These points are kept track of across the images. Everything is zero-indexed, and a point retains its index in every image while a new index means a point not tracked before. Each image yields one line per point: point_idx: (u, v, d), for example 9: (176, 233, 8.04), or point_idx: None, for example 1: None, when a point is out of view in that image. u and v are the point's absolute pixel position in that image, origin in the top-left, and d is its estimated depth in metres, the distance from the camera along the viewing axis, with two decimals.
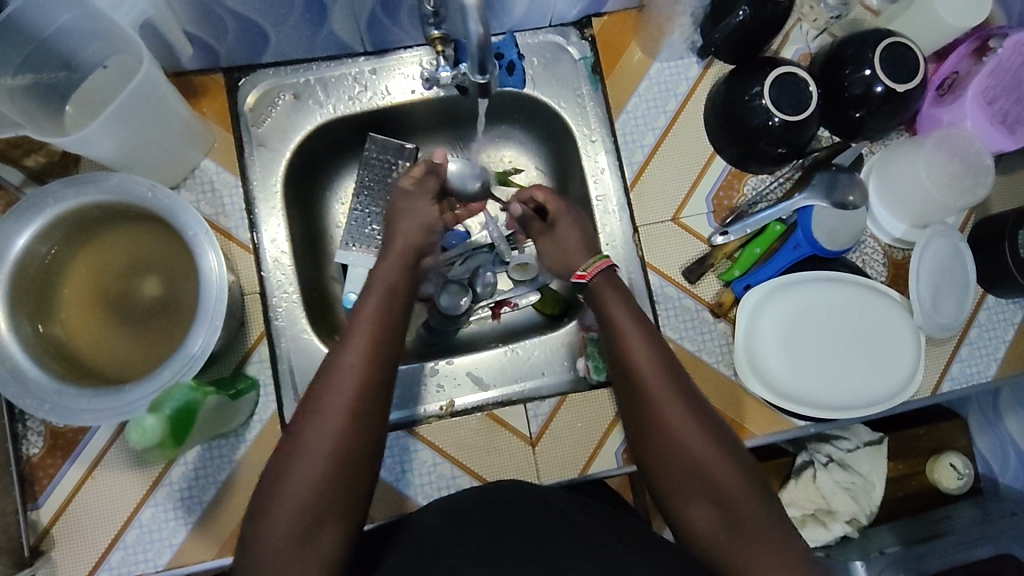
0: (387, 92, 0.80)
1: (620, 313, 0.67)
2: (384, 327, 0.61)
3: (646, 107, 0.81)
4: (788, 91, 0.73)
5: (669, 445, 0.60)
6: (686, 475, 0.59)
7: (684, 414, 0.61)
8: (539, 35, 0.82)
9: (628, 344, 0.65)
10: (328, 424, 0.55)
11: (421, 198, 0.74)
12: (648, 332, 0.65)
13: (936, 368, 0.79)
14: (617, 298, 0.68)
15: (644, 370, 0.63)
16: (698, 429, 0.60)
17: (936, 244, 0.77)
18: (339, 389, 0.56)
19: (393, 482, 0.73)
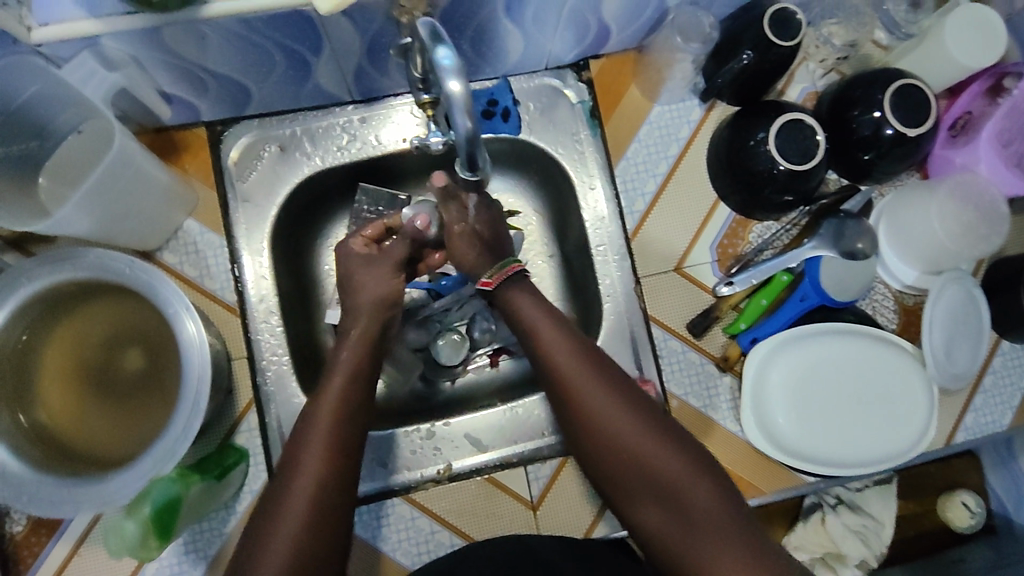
0: (378, 142, 0.77)
1: (534, 317, 0.64)
2: (350, 397, 0.60)
3: (647, 152, 0.79)
4: (794, 138, 0.70)
5: (606, 449, 0.58)
6: (624, 470, 0.57)
7: (615, 415, 0.58)
8: (535, 78, 0.79)
9: (548, 350, 0.62)
10: (296, 503, 0.53)
11: (383, 267, 0.71)
12: (566, 332, 0.63)
13: (949, 418, 0.77)
14: (532, 302, 0.65)
15: (567, 374, 0.60)
16: (626, 417, 0.58)
17: (949, 292, 0.75)
18: (305, 463, 0.55)
19: (368, 537, 0.71)
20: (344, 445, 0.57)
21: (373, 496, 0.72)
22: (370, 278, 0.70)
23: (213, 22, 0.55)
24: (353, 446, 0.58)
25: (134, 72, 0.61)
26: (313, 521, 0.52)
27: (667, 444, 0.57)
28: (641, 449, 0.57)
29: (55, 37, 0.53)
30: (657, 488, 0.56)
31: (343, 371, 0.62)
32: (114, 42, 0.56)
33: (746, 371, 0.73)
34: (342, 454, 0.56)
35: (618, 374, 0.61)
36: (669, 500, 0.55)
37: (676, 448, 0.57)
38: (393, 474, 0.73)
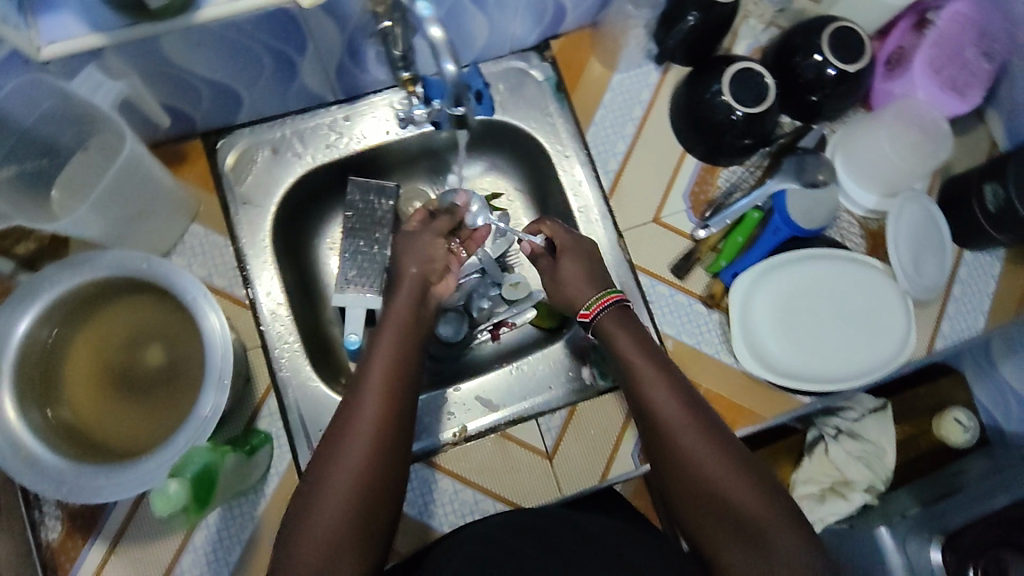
0: (363, 136, 0.83)
1: (629, 348, 0.67)
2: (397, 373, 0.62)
3: (614, 117, 0.85)
4: (746, 85, 0.76)
5: (691, 483, 0.59)
6: (700, 497, 0.59)
7: (703, 451, 0.60)
8: (501, 62, 0.85)
9: (642, 381, 0.65)
10: (346, 470, 0.56)
11: (427, 236, 0.77)
12: (662, 367, 0.66)
13: (927, 328, 0.82)
14: (626, 334, 0.69)
15: (657, 408, 0.63)
16: (707, 448, 0.60)
17: (908, 210, 0.81)
18: (353, 444, 0.57)
19: (419, 516, 0.73)
20: (390, 424, 0.59)
21: (444, 445, 0.76)
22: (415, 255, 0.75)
23: (204, 28, 0.60)
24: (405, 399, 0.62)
25: (135, 82, 0.65)
26: (355, 500, 0.56)
27: (753, 483, 0.58)
28: (728, 486, 0.58)
29: (64, 52, 0.57)
30: (739, 525, 0.56)
31: (391, 343, 0.65)
32: (116, 56, 0.61)
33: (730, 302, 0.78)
34: (389, 429, 0.59)
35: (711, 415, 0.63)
36: (749, 536, 0.56)
37: (763, 488, 0.58)
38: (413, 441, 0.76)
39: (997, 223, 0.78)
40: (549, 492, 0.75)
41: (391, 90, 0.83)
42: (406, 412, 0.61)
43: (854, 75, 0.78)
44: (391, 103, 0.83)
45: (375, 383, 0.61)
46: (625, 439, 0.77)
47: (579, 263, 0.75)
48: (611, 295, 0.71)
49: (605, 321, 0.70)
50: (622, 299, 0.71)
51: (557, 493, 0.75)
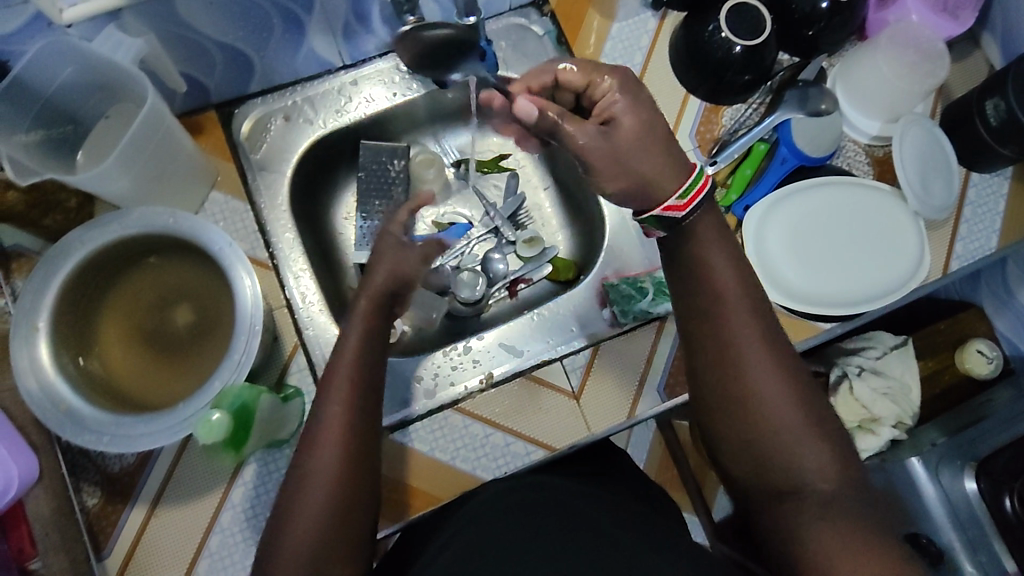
0: (370, 99, 0.85)
1: (718, 257, 0.59)
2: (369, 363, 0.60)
3: (615, 65, 0.86)
4: (742, 19, 0.78)
5: (738, 405, 0.57)
6: (741, 422, 0.57)
7: (771, 392, 0.56)
8: (502, 19, 0.88)
9: (721, 308, 0.58)
10: (332, 432, 0.56)
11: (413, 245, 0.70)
12: (746, 288, 0.59)
13: (942, 250, 0.83)
14: (720, 241, 0.60)
15: (721, 333, 0.58)
16: (762, 375, 0.57)
17: (912, 132, 0.82)
18: (338, 406, 0.57)
19: (408, 443, 0.74)
20: (364, 412, 0.58)
21: (415, 418, 0.76)
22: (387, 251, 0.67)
23: None
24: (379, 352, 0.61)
25: (153, 41, 0.67)
26: (345, 461, 0.56)
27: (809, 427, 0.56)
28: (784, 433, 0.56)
29: (84, 15, 0.60)
30: (788, 473, 0.56)
31: (365, 324, 0.62)
32: (134, 15, 0.62)
33: (743, 230, 0.79)
34: (355, 423, 0.57)
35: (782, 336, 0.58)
36: (791, 490, 0.55)
37: (819, 444, 0.56)
38: (441, 391, 0.78)
39: (999, 136, 0.80)
40: (578, 431, 0.75)
41: (398, 52, 0.85)
42: (373, 408, 0.59)
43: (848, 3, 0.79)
44: (398, 65, 0.85)
45: (341, 379, 0.58)
46: (649, 375, 0.77)
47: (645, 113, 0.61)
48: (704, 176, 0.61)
49: (703, 221, 0.60)
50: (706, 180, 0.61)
51: (586, 432, 0.76)
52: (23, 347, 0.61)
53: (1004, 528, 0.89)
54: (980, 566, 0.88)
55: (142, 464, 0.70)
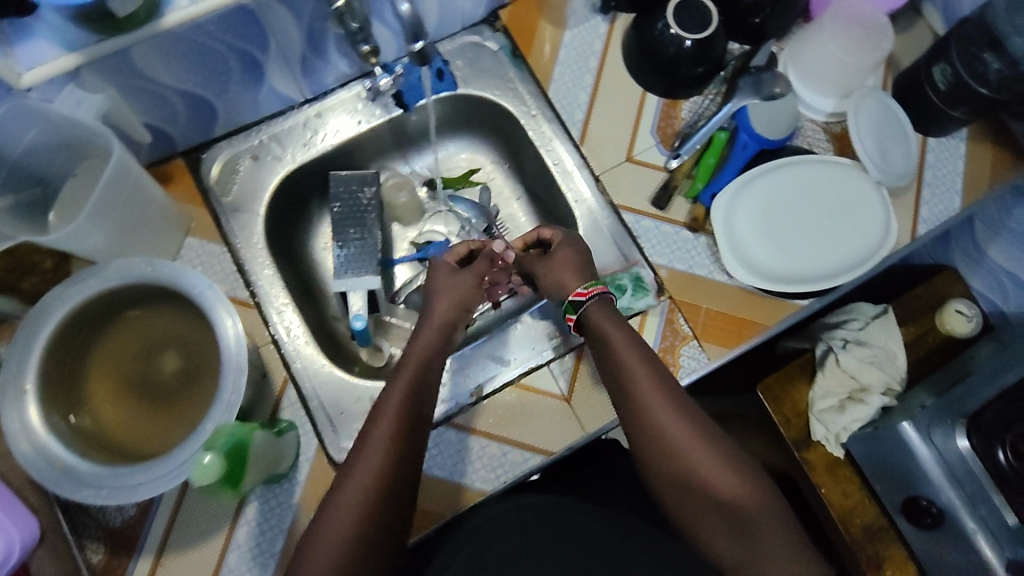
0: (336, 130, 0.86)
1: (618, 339, 0.68)
2: (418, 387, 0.64)
3: (571, 71, 0.88)
4: (689, 13, 0.80)
5: (673, 470, 0.62)
6: (678, 487, 0.61)
7: (693, 448, 0.61)
8: (456, 39, 0.89)
9: (631, 374, 0.66)
10: (370, 468, 0.58)
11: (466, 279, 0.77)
12: (646, 361, 0.67)
13: (908, 214, 0.85)
14: (614, 325, 0.69)
15: (645, 405, 0.64)
16: (686, 437, 0.62)
17: (866, 105, 0.84)
18: (374, 447, 0.59)
19: None
20: (402, 448, 0.60)
21: None
22: (444, 291, 0.76)
23: (175, 34, 0.64)
24: (423, 395, 0.65)
25: (115, 96, 0.68)
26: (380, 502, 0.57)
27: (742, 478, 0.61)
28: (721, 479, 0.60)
29: (43, 77, 0.61)
30: (738, 517, 0.59)
31: (411, 369, 0.66)
32: (92, 72, 0.63)
33: (713, 217, 0.81)
34: (402, 440, 0.60)
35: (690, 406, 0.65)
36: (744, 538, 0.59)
37: (757, 487, 0.61)
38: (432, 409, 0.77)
39: (949, 100, 0.82)
40: (572, 431, 0.76)
41: (356, 83, 0.86)
42: (416, 446, 0.61)
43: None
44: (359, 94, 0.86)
45: (389, 418, 0.61)
46: None
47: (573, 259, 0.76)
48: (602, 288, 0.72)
49: (593, 310, 0.71)
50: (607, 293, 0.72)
51: (581, 433, 0.77)
52: (12, 409, 0.61)
53: (1001, 480, 0.92)
54: (982, 521, 0.94)
55: (142, 515, 0.70)
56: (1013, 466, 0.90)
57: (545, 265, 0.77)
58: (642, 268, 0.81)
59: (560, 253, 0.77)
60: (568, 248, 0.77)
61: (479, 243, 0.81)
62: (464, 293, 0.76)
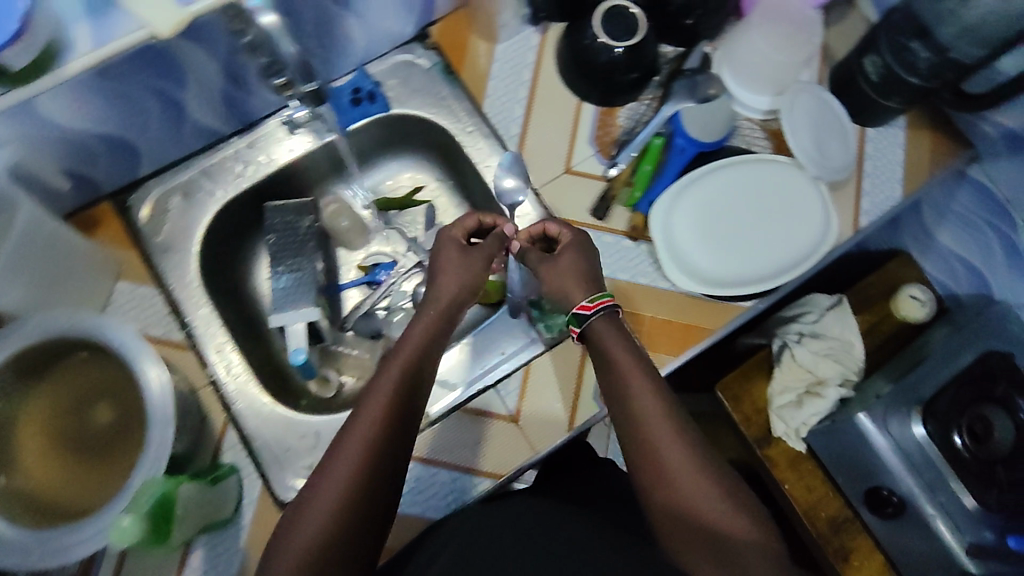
0: (269, 159, 0.84)
1: (617, 349, 0.62)
2: (411, 383, 0.60)
3: (505, 85, 0.87)
4: (616, 21, 0.80)
5: (669, 493, 0.56)
6: (672, 514, 0.55)
7: (688, 476, 0.56)
8: (387, 59, 0.87)
9: (630, 385, 0.60)
10: (351, 451, 0.55)
11: (477, 259, 0.71)
12: (650, 376, 0.61)
13: (849, 207, 0.84)
14: (617, 339, 0.64)
15: (645, 419, 0.58)
16: (684, 458, 0.56)
17: (800, 100, 0.84)
18: (358, 429, 0.56)
19: None
20: (389, 435, 0.57)
21: None
22: (448, 271, 0.70)
23: (77, 81, 0.61)
24: (421, 379, 0.62)
25: (24, 148, 0.66)
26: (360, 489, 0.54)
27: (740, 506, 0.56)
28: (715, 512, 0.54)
29: None
30: (732, 560, 0.53)
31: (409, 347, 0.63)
32: None
33: (652, 229, 0.80)
34: (389, 432, 0.56)
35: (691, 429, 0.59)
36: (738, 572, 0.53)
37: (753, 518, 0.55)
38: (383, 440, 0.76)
39: (881, 91, 0.81)
40: (522, 452, 0.76)
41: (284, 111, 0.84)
42: (405, 432, 0.58)
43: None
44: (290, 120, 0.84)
45: (379, 398, 0.58)
46: (586, 384, 0.77)
47: (580, 265, 0.69)
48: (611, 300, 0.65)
49: (598, 325, 0.65)
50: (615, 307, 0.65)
51: (531, 453, 0.76)
52: None
53: (958, 465, 0.93)
54: (941, 506, 0.93)
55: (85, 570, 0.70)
56: (971, 452, 0.91)
57: (549, 266, 0.70)
58: None
59: (565, 256, 0.70)
60: (575, 253, 0.71)
61: (493, 219, 0.75)
62: (474, 272, 0.70)
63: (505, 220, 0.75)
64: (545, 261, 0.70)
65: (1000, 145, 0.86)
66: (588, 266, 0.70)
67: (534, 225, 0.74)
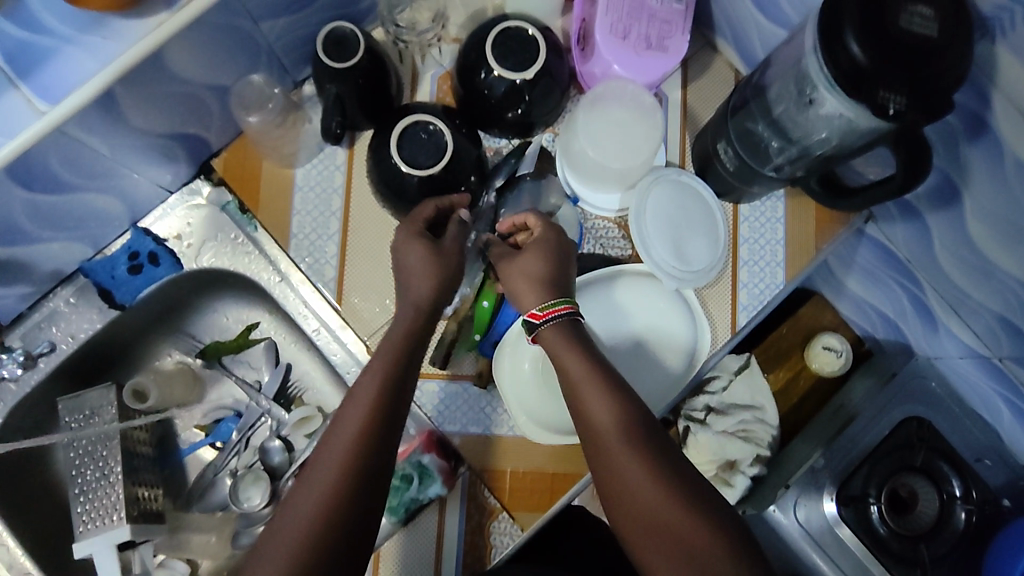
0: (49, 351, 0.71)
1: (573, 358, 0.58)
2: (384, 419, 0.54)
3: (312, 218, 0.73)
4: (418, 143, 0.66)
5: (622, 494, 0.53)
6: (629, 514, 0.52)
7: (645, 480, 0.52)
8: (167, 208, 0.74)
9: (581, 390, 0.57)
10: (311, 493, 0.50)
11: (442, 256, 0.62)
12: (608, 380, 0.57)
13: (725, 308, 0.73)
14: (573, 349, 0.59)
15: (596, 421, 0.55)
16: (638, 459, 0.53)
17: (652, 196, 0.72)
18: (319, 471, 0.51)
19: None
20: (356, 476, 0.51)
21: None
22: (416, 276, 0.61)
23: None
24: (396, 417, 0.55)
25: None
26: (321, 539, 0.49)
27: (702, 504, 0.51)
28: (684, 523, 0.50)
29: None
30: (687, 558, 0.49)
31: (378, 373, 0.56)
32: None
33: (498, 358, 0.69)
34: (358, 473, 0.51)
35: (650, 426, 0.55)
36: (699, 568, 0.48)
37: (712, 519, 0.51)
38: None
39: (742, 178, 0.69)
40: None
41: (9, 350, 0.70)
42: (378, 473, 0.52)
43: (542, 67, 0.68)
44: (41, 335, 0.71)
45: (345, 436, 0.52)
46: (444, 563, 0.70)
47: (539, 263, 0.63)
48: (570, 303, 0.61)
49: (548, 334, 0.60)
50: (576, 314, 0.61)
51: None
52: None
53: (879, 548, 0.83)
54: None
55: None
56: (890, 528, 0.83)
57: (512, 262, 0.64)
58: (423, 452, 0.69)
59: (530, 253, 0.64)
60: (538, 254, 0.64)
61: (450, 202, 0.65)
62: (434, 275, 0.61)
63: (460, 200, 0.66)
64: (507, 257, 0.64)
65: (893, 209, 0.76)
66: (558, 263, 0.64)
67: (513, 217, 0.68)
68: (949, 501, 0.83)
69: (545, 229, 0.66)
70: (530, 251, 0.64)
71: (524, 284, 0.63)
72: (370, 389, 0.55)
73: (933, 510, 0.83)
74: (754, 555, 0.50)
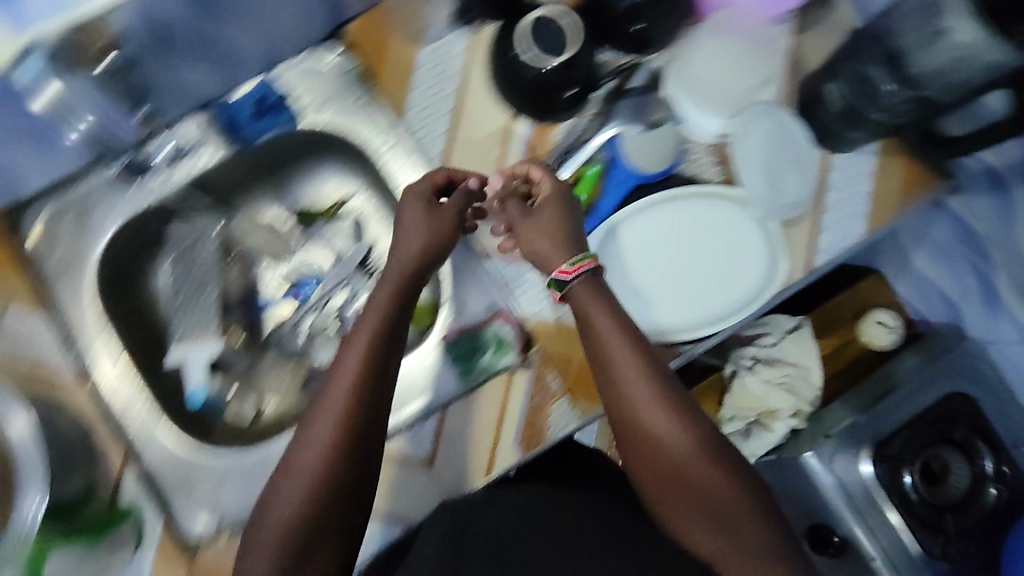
0: (170, 174, 0.78)
1: (600, 317, 0.58)
2: (386, 349, 0.57)
3: (428, 95, 0.77)
4: (544, 36, 0.70)
5: (646, 444, 0.55)
6: (652, 462, 0.55)
7: (668, 434, 0.55)
8: (296, 64, 0.78)
9: (607, 346, 0.58)
10: (327, 419, 0.54)
11: (444, 217, 0.65)
12: (634, 339, 0.58)
13: (803, 245, 0.76)
14: (601, 307, 0.59)
15: (622, 377, 0.57)
16: (660, 414, 0.55)
17: (754, 126, 0.75)
18: (333, 398, 0.54)
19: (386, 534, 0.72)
20: (369, 402, 0.55)
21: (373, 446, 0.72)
22: (414, 230, 0.63)
23: None
24: (398, 344, 0.58)
25: None
26: (344, 458, 0.53)
27: (719, 454, 0.56)
28: (704, 472, 0.55)
29: None
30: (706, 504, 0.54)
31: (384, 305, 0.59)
32: None
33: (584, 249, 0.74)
34: (368, 397, 0.55)
35: (672, 382, 0.57)
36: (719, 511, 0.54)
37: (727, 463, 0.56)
38: None
39: (847, 120, 0.73)
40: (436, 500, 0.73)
41: (164, 139, 0.77)
42: (382, 395, 0.56)
43: None
44: (178, 144, 0.77)
45: (351, 366, 0.55)
46: (503, 432, 0.73)
47: (557, 219, 0.63)
48: (591, 259, 0.60)
49: (577, 293, 0.59)
50: (596, 267, 0.60)
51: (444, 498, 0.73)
52: None
53: (907, 511, 0.86)
54: (883, 551, 0.86)
55: None
56: (920, 495, 0.86)
57: (528, 222, 0.64)
58: (504, 323, 0.75)
59: (543, 212, 0.64)
60: (550, 207, 0.64)
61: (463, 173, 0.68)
62: (439, 233, 0.64)
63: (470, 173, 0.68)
64: (522, 219, 0.64)
65: None
66: (574, 222, 0.64)
67: (519, 168, 0.67)
68: (980, 477, 0.86)
69: (552, 183, 0.66)
70: (539, 212, 0.64)
71: (541, 243, 0.62)
72: (376, 321, 0.58)
73: (963, 485, 0.87)
74: (759, 495, 0.56)
